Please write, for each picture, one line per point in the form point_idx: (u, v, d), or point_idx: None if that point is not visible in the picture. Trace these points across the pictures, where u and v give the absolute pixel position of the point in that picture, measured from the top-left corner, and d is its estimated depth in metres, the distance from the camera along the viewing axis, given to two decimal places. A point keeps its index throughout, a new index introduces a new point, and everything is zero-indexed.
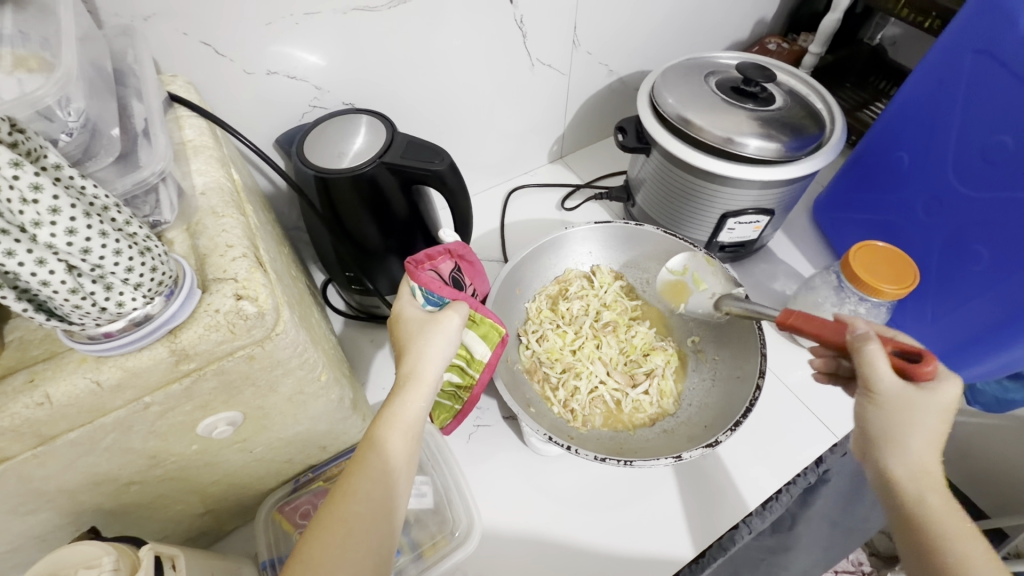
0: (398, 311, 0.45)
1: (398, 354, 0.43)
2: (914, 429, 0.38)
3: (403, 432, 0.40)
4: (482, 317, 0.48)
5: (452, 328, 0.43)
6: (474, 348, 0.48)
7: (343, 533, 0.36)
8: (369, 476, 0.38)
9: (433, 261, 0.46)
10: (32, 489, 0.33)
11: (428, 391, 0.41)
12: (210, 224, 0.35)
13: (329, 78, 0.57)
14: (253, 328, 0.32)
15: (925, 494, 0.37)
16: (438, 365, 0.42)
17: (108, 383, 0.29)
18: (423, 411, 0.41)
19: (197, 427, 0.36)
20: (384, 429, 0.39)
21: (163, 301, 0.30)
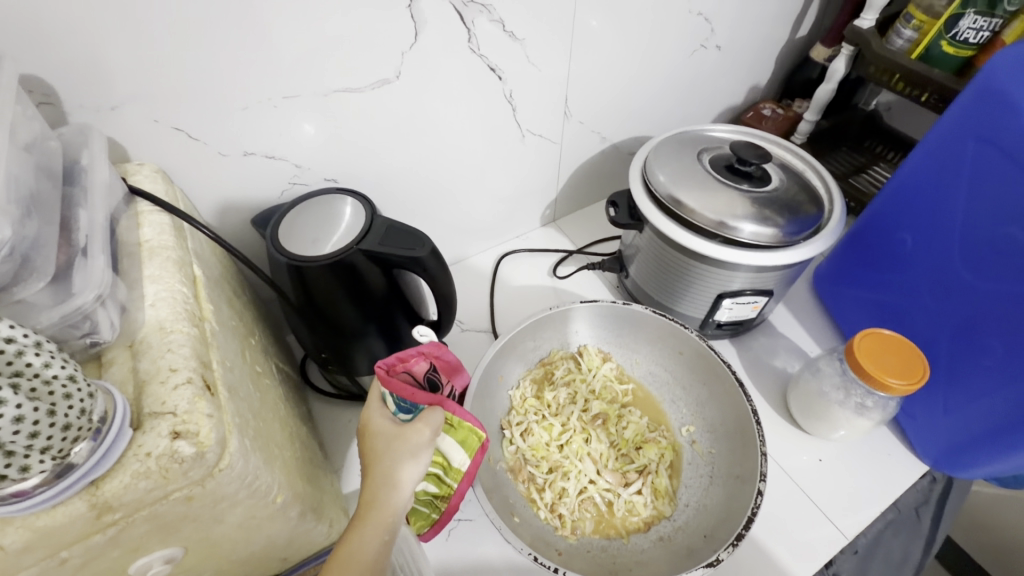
0: (368, 420, 0.44)
1: (364, 474, 0.42)
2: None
3: (362, 570, 0.38)
4: (460, 421, 0.47)
5: (421, 442, 0.43)
6: (452, 455, 0.47)
7: None
8: None
9: (406, 363, 0.47)
10: None
11: (392, 521, 0.40)
12: (155, 342, 0.32)
13: (310, 156, 0.56)
14: (189, 470, 0.29)
15: None
16: (408, 489, 0.41)
17: (13, 547, 0.26)
18: (388, 542, 0.40)
19: (128, 569, 0.32)
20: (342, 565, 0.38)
21: (86, 450, 0.26)
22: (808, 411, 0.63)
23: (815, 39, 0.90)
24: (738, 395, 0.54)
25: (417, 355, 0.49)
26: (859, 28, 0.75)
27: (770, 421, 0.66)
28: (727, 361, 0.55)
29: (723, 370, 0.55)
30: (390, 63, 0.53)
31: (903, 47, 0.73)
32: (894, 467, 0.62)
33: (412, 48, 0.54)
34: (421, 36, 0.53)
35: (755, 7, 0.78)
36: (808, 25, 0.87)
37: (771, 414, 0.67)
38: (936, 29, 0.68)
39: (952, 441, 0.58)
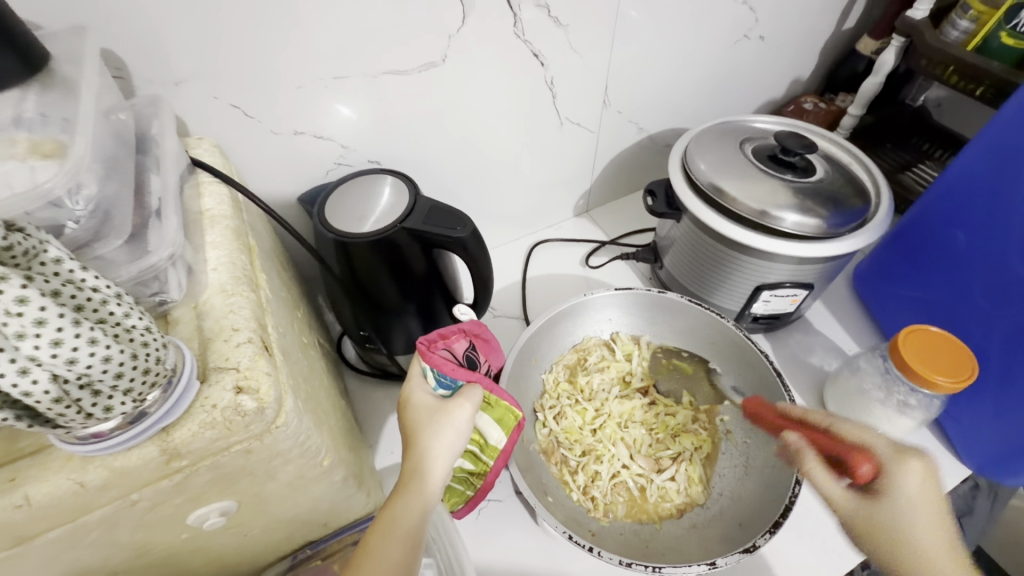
0: (409, 394, 0.46)
1: (406, 445, 0.44)
2: (927, 501, 0.38)
3: (405, 535, 0.39)
4: (497, 399, 0.49)
5: (462, 418, 0.44)
6: (489, 433, 0.49)
7: None
8: None
9: (447, 341, 0.49)
10: None
11: (434, 490, 0.41)
12: (218, 304, 0.34)
13: (356, 136, 0.57)
14: (251, 424, 0.30)
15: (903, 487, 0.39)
16: (446, 459, 0.43)
17: (92, 484, 0.27)
18: (429, 510, 0.41)
19: (187, 517, 0.34)
20: (382, 535, 0.39)
21: (158, 396, 0.28)
22: (844, 407, 0.62)
23: (862, 32, 0.88)
24: (775, 385, 0.54)
25: (458, 334, 0.50)
26: (912, 19, 0.72)
27: None
28: (764, 349, 0.55)
29: (760, 360, 0.55)
30: (436, 47, 0.54)
31: (958, 40, 0.71)
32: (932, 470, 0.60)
33: (459, 32, 0.54)
34: (468, 19, 0.54)
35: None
36: (856, 17, 0.85)
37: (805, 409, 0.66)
38: (995, 20, 0.66)
39: (1000, 447, 0.56)
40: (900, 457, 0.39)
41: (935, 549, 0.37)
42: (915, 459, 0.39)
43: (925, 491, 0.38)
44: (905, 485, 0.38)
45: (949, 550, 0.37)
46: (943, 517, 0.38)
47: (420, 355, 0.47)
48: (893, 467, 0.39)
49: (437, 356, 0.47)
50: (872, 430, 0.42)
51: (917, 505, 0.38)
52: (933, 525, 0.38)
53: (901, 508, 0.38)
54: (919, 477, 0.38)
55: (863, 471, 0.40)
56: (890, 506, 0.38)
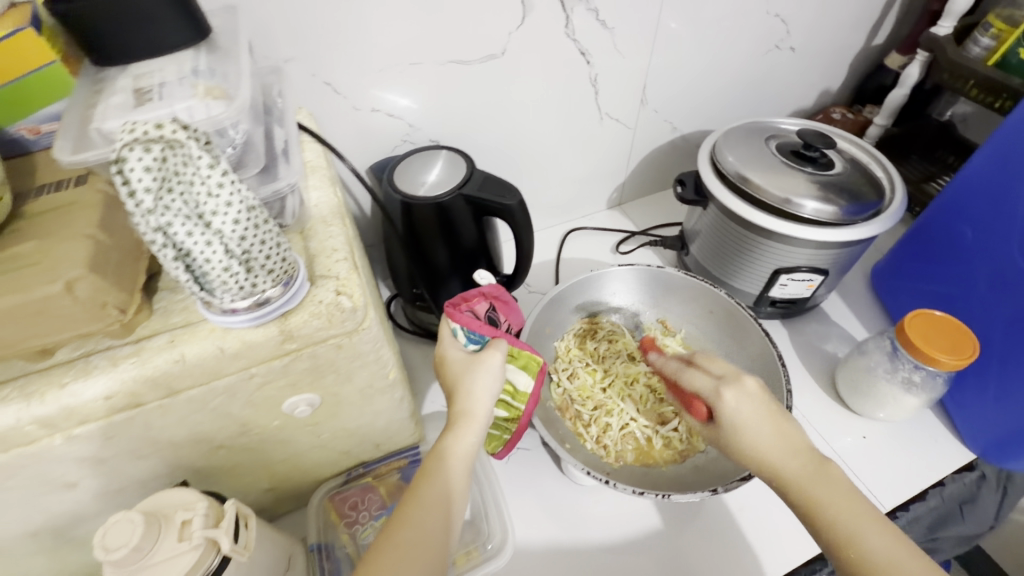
0: (442, 352, 0.51)
1: (449, 393, 0.50)
2: (753, 419, 0.46)
3: (455, 461, 0.46)
4: (520, 351, 0.53)
5: (495, 363, 0.49)
6: (518, 381, 0.54)
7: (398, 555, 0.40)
8: (423, 506, 0.43)
9: (469, 303, 0.54)
10: (150, 437, 0.38)
11: (479, 427, 0.48)
12: (321, 230, 0.41)
13: (421, 117, 0.65)
14: (347, 319, 0.38)
15: (776, 456, 0.44)
16: (487, 401, 0.48)
17: (229, 350, 0.35)
18: (475, 444, 0.47)
19: (283, 403, 0.41)
20: (436, 463, 0.45)
21: (284, 288, 0.35)
22: (856, 390, 0.66)
23: (891, 48, 0.93)
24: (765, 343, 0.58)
25: (479, 297, 0.55)
26: (935, 35, 0.78)
27: (817, 399, 0.69)
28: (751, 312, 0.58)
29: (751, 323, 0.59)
30: (497, 41, 0.62)
31: (980, 55, 0.75)
32: (936, 451, 0.64)
33: (517, 29, 0.62)
34: (527, 18, 0.62)
35: (832, 12, 0.82)
36: (885, 33, 0.90)
37: (817, 391, 0.70)
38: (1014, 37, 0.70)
39: (1004, 431, 0.60)
40: (716, 391, 0.48)
41: (770, 449, 0.45)
42: (729, 385, 0.47)
43: (744, 412, 0.46)
44: (727, 411, 0.47)
45: (799, 459, 0.44)
46: (775, 423, 0.46)
47: (449, 318, 0.53)
48: (710, 399, 0.48)
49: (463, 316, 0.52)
50: (694, 372, 0.50)
51: (743, 421, 0.46)
52: (763, 430, 0.45)
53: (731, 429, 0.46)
54: (735, 401, 0.46)
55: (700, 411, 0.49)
56: (724, 431, 0.47)
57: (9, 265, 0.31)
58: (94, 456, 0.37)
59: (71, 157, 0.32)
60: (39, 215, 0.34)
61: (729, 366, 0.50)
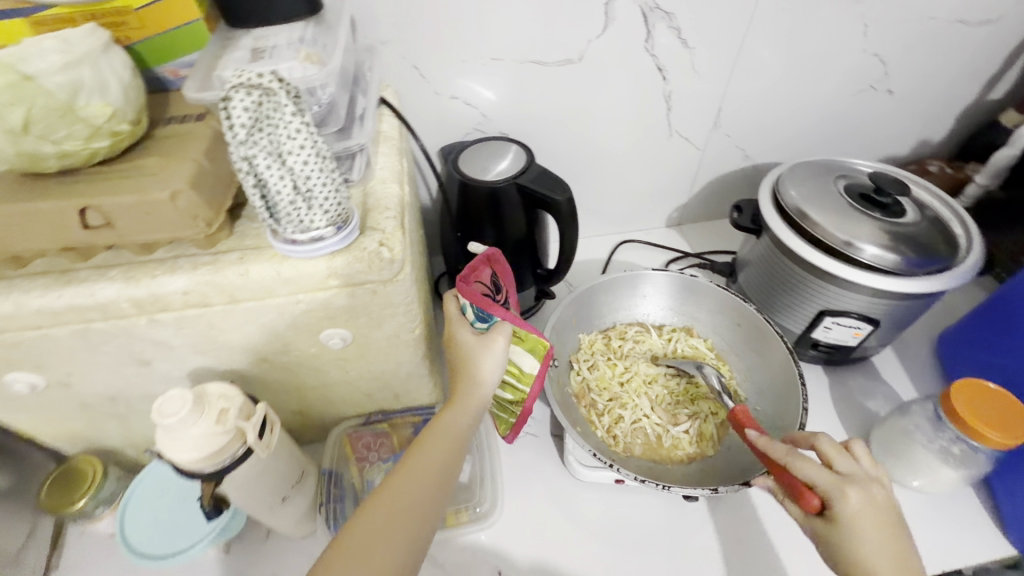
0: (453, 334, 0.53)
1: (454, 374, 0.51)
2: (873, 526, 0.41)
3: (450, 437, 0.48)
4: (526, 334, 0.53)
5: (498, 348, 0.51)
6: (522, 363, 0.54)
7: (389, 517, 0.43)
8: (415, 474, 0.46)
9: (476, 275, 0.53)
10: (211, 336, 0.45)
11: (478, 409, 0.49)
12: (379, 190, 0.47)
13: (495, 110, 0.70)
14: (383, 268, 0.43)
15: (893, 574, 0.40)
16: (489, 386, 0.50)
17: (283, 275, 0.41)
18: (472, 425, 0.49)
19: (320, 332, 0.47)
20: (433, 436, 0.48)
21: (335, 230, 0.40)
22: (887, 451, 0.62)
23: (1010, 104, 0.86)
24: (789, 366, 0.57)
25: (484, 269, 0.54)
26: None
27: None
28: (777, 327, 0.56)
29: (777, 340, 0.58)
30: (576, 47, 0.66)
31: None
32: (970, 538, 0.59)
33: (597, 38, 0.66)
34: (608, 29, 0.65)
35: (942, 58, 0.78)
36: (1005, 88, 0.83)
37: None
38: None
39: None
40: (841, 488, 0.42)
41: (885, 562, 0.40)
42: (857, 487, 0.42)
43: (867, 517, 0.41)
44: (851, 513, 0.41)
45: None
46: (893, 535, 0.41)
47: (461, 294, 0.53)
48: (835, 498, 0.42)
49: (473, 293, 0.52)
50: (812, 462, 0.44)
51: (864, 530, 0.41)
52: (882, 544, 0.41)
53: (849, 534, 0.41)
54: (862, 502, 0.42)
55: (813, 505, 0.43)
56: (842, 532, 0.41)
57: (135, 172, 0.39)
58: (165, 340, 0.45)
59: (194, 93, 0.40)
60: (163, 139, 0.42)
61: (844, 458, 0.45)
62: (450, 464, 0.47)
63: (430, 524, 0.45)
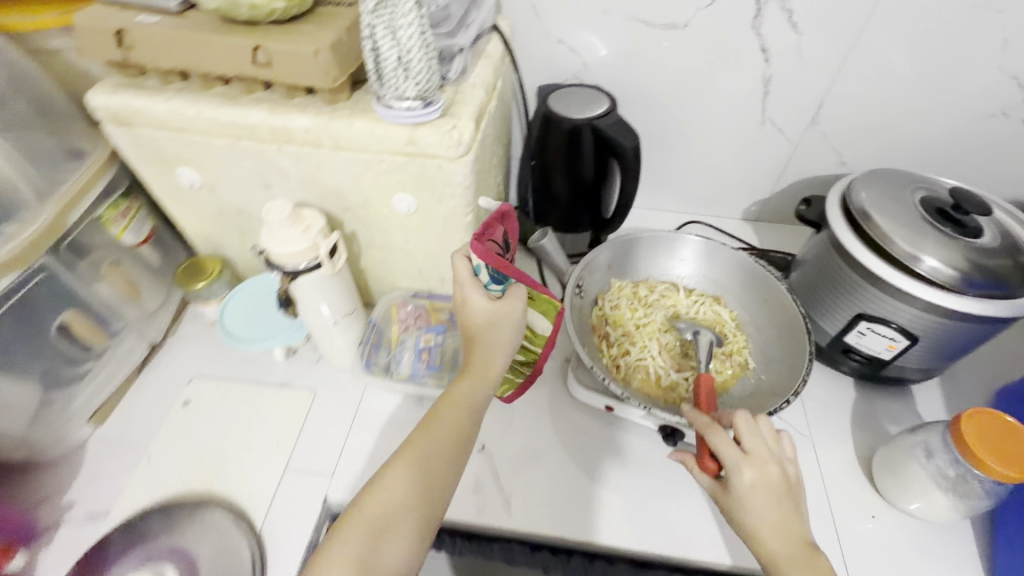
0: (468, 303, 0.55)
1: (470, 345, 0.55)
2: (760, 501, 0.47)
3: (467, 408, 0.52)
4: (540, 296, 0.61)
5: (515, 316, 0.56)
6: (537, 325, 0.63)
7: (412, 475, 0.47)
8: (432, 437, 0.50)
9: (489, 233, 0.56)
10: (315, 174, 0.58)
11: (492, 382, 0.54)
12: (467, 89, 0.57)
13: (595, 61, 0.77)
14: (451, 147, 0.52)
15: (771, 543, 0.46)
16: (503, 359, 0.55)
17: (376, 134, 0.53)
18: (486, 397, 0.53)
19: (393, 195, 0.59)
20: (450, 403, 0.52)
21: (421, 105, 0.51)
22: (886, 467, 0.62)
23: None
24: (800, 344, 0.61)
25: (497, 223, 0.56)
26: None
27: (844, 463, 0.66)
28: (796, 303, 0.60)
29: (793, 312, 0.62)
30: (683, 13, 0.70)
31: None
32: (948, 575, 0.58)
33: (706, 7, 0.69)
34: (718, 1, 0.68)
35: None
36: None
37: (849, 457, 0.66)
38: None
39: None
40: (737, 466, 0.48)
41: (766, 529, 0.47)
42: (751, 464, 0.48)
43: (753, 489, 0.48)
44: (741, 485, 0.48)
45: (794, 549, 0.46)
46: (780, 507, 0.47)
47: (473, 252, 0.54)
48: (729, 470, 0.49)
49: (490, 253, 0.54)
50: (719, 439, 0.50)
51: (751, 500, 0.47)
52: (769, 518, 0.47)
53: (736, 500, 0.48)
54: (750, 480, 0.48)
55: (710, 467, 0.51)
56: (731, 498, 0.49)
57: (295, 30, 0.52)
58: (285, 169, 0.58)
59: None
60: (321, 13, 0.55)
61: (755, 440, 0.49)
62: (463, 429, 0.51)
63: (443, 483, 0.48)
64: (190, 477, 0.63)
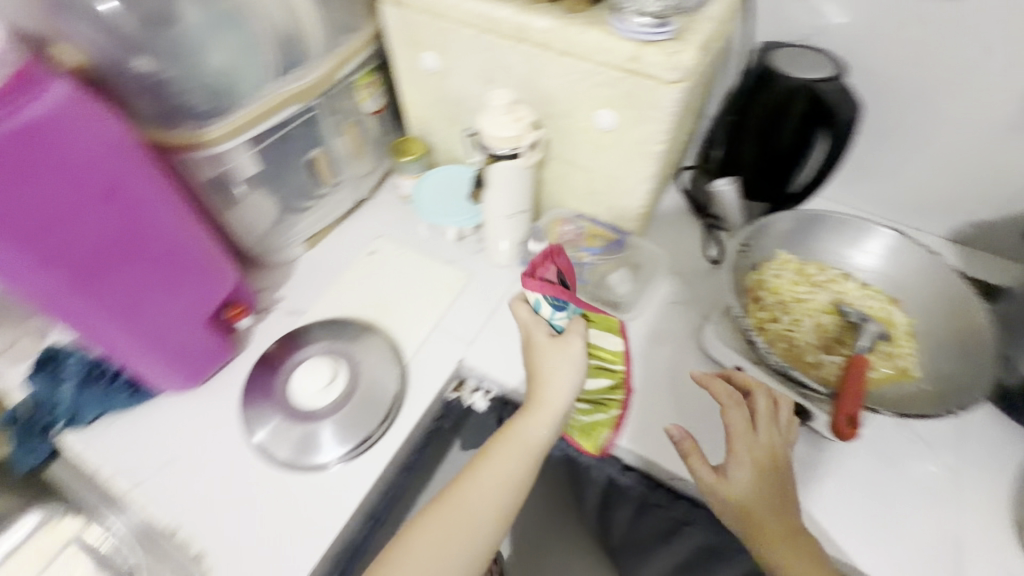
0: (534, 340, 0.60)
1: (535, 381, 0.59)
2: (755, 493, 0.51)
3: (527, 446, 0.56)
4: (597, 315, 0.64)
5: (575, 352, 0.59)
6: (607, 343, 0.64)
7: (470, 504, 0.54)
8: (495, 470, 0.55)
9: (541, 270, 0.61)
10: (536, 76, 0.64)
11: (554, 415, 0.57)
12: (701, 20, 0.58)
13: (834, 24, 0.72)
14: (672, 70, 0.55)
15: (759, 532, 0.50)
16: (565, 395, 0.58)
17: (604, 44, 0.57)
18: (546, 433, 0.57)
19: (598, 109, 0.63)
20: (511, 437, 0.56)
21: (656, 23, 0.54)
22: None
23: None
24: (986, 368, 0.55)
25: (546, 262, 0.62)
26: None
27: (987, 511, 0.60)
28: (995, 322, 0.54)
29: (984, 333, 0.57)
30: None
31: None
32: None
33: None
34: None
35: None
36: None
37: (997, 508, 0.60)
38: None
39: None
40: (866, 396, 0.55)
41: (756, 518, 0.50)
42: (750, 458, 0.53)
43: (751, 478, 0.52)
44: (735, 472, 0.52)
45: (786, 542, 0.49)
46: (773, 494, 0.52)
47: (529, 290, 0.60)
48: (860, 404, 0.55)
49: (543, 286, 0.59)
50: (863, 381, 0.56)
51: (744, 488, 0.51)
52: (769, 513, 0.50)
53: (732, 486, 0.52)
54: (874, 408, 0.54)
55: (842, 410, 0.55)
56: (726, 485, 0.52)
57: None
58: (511, 66, 0.65)
59: None
60: None
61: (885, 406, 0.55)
62: (520, 466, 0.56)
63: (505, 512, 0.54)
64: (365, 308, 0.77)
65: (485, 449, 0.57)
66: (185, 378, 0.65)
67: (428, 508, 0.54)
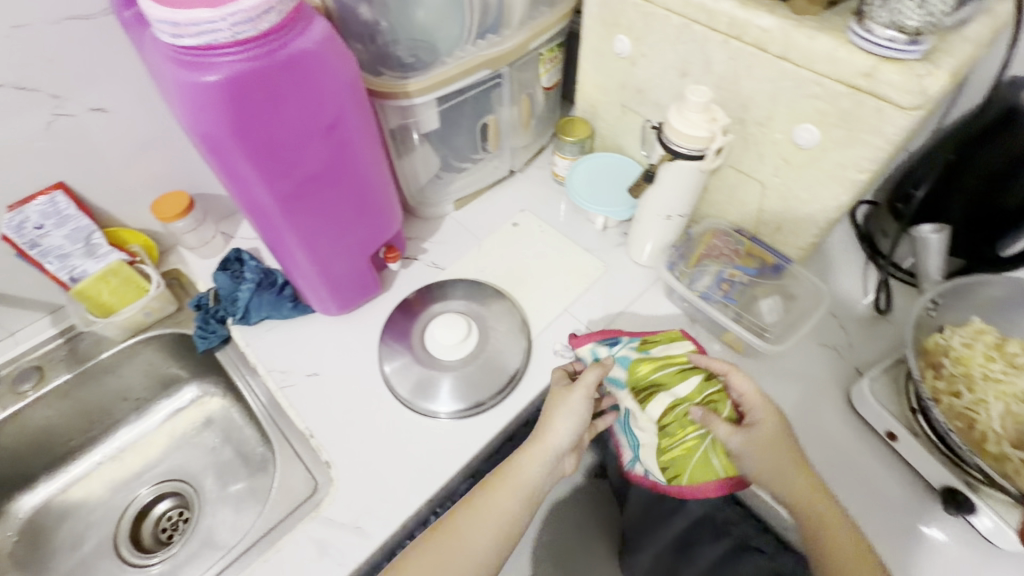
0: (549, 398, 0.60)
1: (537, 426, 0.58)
2: (771, 441, 0.54)
3: (523, 487, 0.55)
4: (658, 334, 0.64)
5: (578, 402, 0.58)
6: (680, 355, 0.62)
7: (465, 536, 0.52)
8: (491, 505, 0.54)
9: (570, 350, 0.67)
10: (738, 77, 0.60)
11: (546, 459, 0.56)
12: (959, 41, 0.50)
13: None
14: (912, 94, 0.48)
15: (777, 476, 0.53)
16: (562, 442, 0.56)
17: (835, 54, 0.51)
18: (540, 473, 0.55)
19: (802, 122, 0.58)
20: (507, 476, 0.55)
21: (907, 40, 0.48)
22: None
23: None
24: None
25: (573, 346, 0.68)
26: None
27: None
28: None
29: None
30: None
31: None
32: None
33: None
34: None
35: None
36: None
37: None
38: None
39: None
40: None
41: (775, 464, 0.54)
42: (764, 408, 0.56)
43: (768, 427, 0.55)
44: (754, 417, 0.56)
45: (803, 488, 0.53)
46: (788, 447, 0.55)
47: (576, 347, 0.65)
48: None
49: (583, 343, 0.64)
50: None
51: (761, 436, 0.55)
52: (785, 461, 0.54)
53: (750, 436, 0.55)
54: None
55: None
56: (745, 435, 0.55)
57: None
58: (712, 62, 0.62)
59: None
60: None
61: None
62: (514, 506, 0.54)
63: (498, 544, 0.52)
64: (501, 276, 0.79)
65: (485, 483, 0.56)
66: (337, 302, 0.71)
67: (423, 537, 0.53)
